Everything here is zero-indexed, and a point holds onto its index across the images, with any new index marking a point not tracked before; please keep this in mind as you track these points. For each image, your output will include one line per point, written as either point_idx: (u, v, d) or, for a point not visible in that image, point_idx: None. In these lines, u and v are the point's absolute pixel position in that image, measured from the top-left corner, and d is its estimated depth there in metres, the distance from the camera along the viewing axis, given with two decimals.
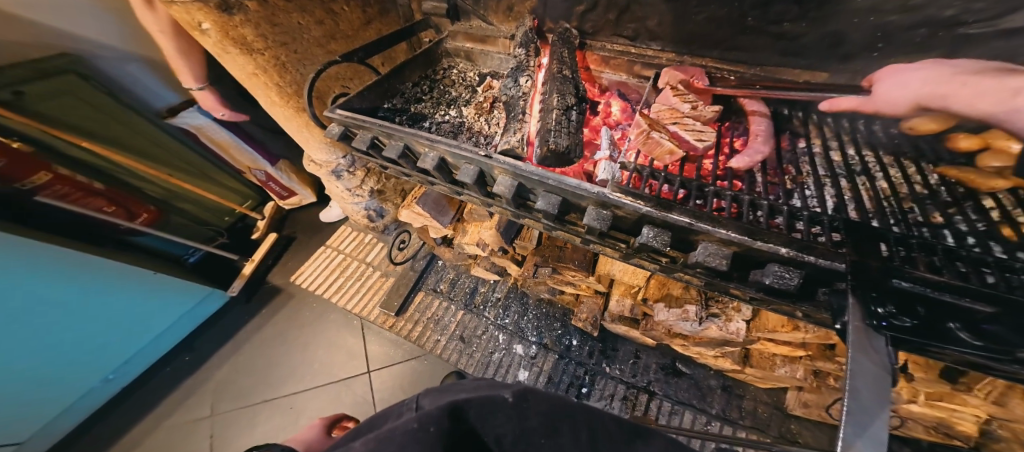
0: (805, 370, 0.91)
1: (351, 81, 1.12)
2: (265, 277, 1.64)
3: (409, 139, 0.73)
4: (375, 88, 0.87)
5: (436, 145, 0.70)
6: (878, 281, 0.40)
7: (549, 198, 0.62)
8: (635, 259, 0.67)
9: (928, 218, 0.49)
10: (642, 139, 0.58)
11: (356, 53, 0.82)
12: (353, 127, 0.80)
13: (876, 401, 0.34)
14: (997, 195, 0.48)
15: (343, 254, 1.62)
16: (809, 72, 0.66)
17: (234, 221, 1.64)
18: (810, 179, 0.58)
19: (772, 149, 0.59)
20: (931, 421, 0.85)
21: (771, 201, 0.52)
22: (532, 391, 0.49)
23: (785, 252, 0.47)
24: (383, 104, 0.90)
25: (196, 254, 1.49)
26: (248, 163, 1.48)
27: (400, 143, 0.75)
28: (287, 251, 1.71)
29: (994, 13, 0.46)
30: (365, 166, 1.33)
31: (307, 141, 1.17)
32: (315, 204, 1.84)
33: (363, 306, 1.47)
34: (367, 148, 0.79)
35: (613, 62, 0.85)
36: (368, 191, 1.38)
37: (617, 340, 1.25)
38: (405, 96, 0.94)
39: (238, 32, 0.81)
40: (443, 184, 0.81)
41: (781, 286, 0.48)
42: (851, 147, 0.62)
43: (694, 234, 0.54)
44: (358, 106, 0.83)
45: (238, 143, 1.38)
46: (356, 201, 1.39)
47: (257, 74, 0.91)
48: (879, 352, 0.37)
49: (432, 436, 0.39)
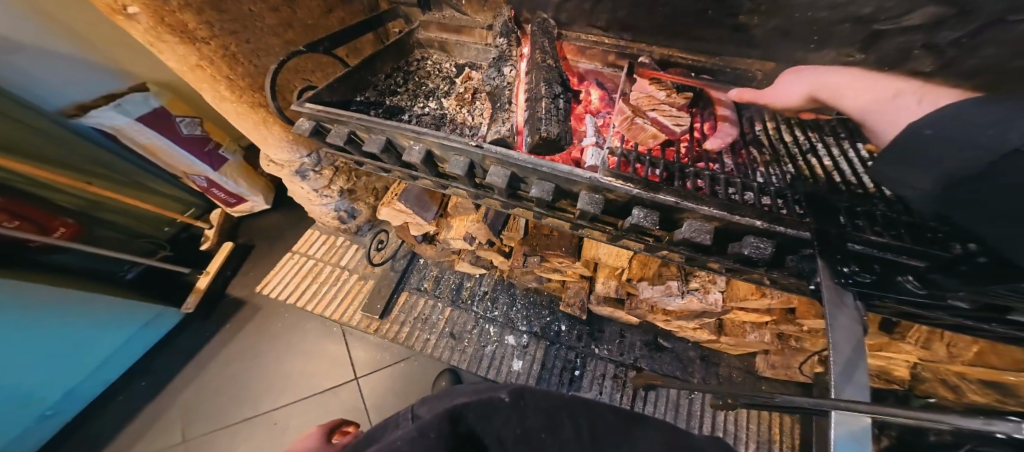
0: (770, 334, 1.01)
1: (313, 75, 1.07)
2: (225, 290, 1.51)
3: (390, 131, 0.70)
4: (345, 80, 0.83)
5: (424, 137, 0.67)
6: (837, 246, 0.46)
7: (543, 185, 0.61)
8: (622, 241, 0.70)
9: (865, 191, 0.54)
10: (626, 124, 0.63)
11: (319, 44, 0.77)
12: (326, 121, 0.76)
13: (854, 347, 0.39)
14: None
15: (313, 259, 1.52)
16: (759, 62, 0.71)
17: (175, 231, 1.49)
18: (767, 159, 0.63)
19: (738, 131, 0.66)
20: (874, 370, 0.97)
21: (743, 179, 0.57)
22: (527, 390, 0.56)
23: (760, 224, 0.51)
24: (355, 98, 0.86)
25: (134, 270, 1.35)
26: (184, 169, 1.35)
27: (382, 137, 0.72)
28: (248, 260, 1.58)
29: (900, 11, 0.48)
30: (334, 165, 1.25)
31: (264, 141, 1.07)
32: (275, 209, 1.70)
33: (342, 312, 1.40)
34: (344, 145, 0.75)
35: (589, 52, 0.87)
36: (337, 190, 1.30)
37: (603, 321, 1.29)
38: (376, 89, 0.90)
39: (177, 18, 0.73)
40: (428, 177, 0.78)
41: (757, 256, 0.52)
42: (796, 129, 0.68)
43: (678, 213, 0.56)
44: (328, 99, 0.79)
45: (169, 147, 1.25)
46: (325, 202, 1.32)
47: (202, 66, 0.82)
48: (847, 305, 0.43)
49: (432, 441, 0.43)
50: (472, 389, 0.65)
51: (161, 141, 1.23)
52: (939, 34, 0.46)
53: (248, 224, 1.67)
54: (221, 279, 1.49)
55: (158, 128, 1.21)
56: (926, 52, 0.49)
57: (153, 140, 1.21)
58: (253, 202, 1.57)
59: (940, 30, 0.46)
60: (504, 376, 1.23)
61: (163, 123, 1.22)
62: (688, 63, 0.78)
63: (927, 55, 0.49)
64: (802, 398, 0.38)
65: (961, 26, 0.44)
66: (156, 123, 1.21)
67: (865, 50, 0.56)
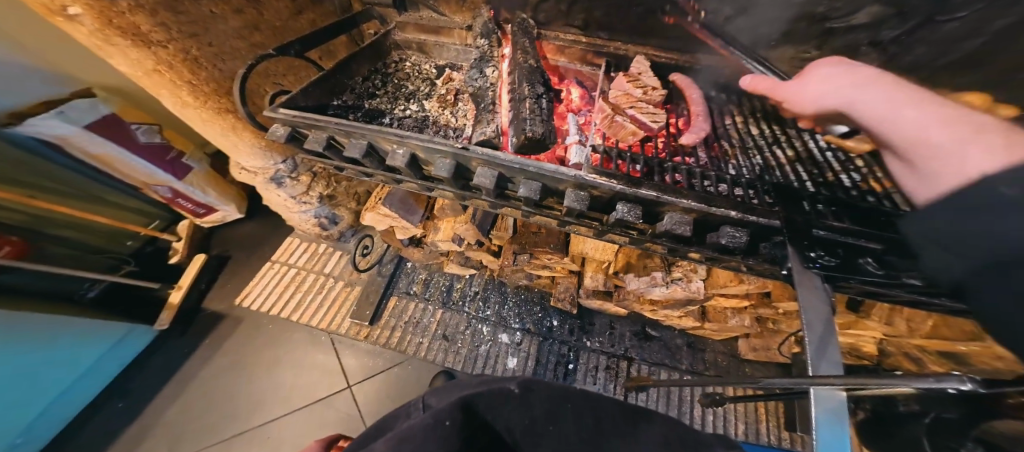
0: (750, 318, 1.06)
1: (285, 79, 1.04)
2: (201, 303, 1.45)
3: (371, 136, 0.69)
4: (321, 83, 0.81)
5: (407, 140, 0.67)
6: (805, 232, 0.50)
7: (530, 184, 0.62)
8: (608, 235, 0.72)
9: (825, 178, 0.59)
10: (607, 122, 0.66)
11: (290, 47, 0.75)
12: (302, 127, 0.73)
13: (826, 327, 0.42)
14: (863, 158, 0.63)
15: (296, 268, 1.48)
16: (725, 59, 0.75)
17: (139, 245, 1.45)
18: (739, 152, 0.67)
19: (710, 127, 0.67)
20: (845, 346, 1.04)
21: (717, 172, 0.60)
22: (536, 380, 0.54)
23: (735, 215, 0.54)
24: (332, 101, 0.84)
25: (95, 288, 1.24)
26: (145, 179, 1.27)
27: (363, 141, 0.70)
28: (223, 271, 1.52)
29: (848, 10, 0.60)
30: (312, 171, 1.22)
31: (234, 147, 1.04)
32: (250, 218, 1.64)
33: (330, 321, 1.37)
34: (323, 150, 0.73)
35: (568, 51, 0.87)
36: (317, 197, 1.27)
37: (593, 314, 1.32)
38: (353, 92, 0.89)
39: (126, 19, 0.68)
40: (413, 180, 0.78)
41: (734, 245, 0.55)
42: (763, 122, 0.72)
43: (660, 207, 0.58)
44: (302, 104, 0.75)
45: (126, 157, 1.17)
46: (303, 209, 1.28)
47: (160, 71, 0.78)
48: (816, 288, 0.46)
49: (448, 430, 0.44)
50: (479, 380, 0.65)
51: (116, 151, 1.14)
52: (882, 32, 0.60)
53: (221, 234, 1.60)
54: (196, 294, 1.43)
55: (111, 136, 1.12)
56: (872, 47, 0.63)
57: (105, 149, 1.12)
58: (224, 211, 1.50)
59: (884, 27, 0.59)
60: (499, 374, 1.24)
61: (117, 130, 1.13)
62: (661, 60, 0.80)
63: (874, 50, 0.63)
64: (784, 379, 0.40)
65: (899, 26, 0.58)
66: (107, 131, 1.11)
67: (821, 47, 0.67)
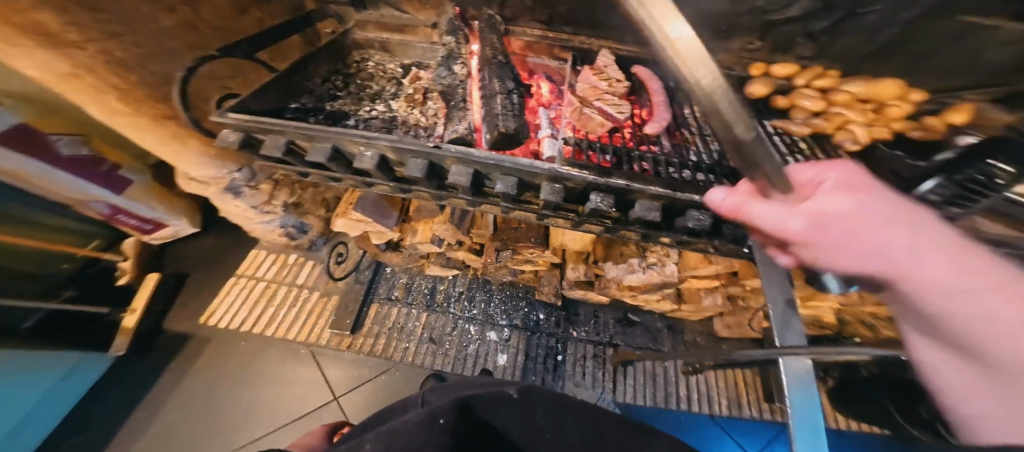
0: (721, 296, 1.12)
1: (231, 81, 0.99)
2: (160, 325, 1.36)
3: (335, 138, 0.66)
4: (276, 85, 0.76)
5: (374, 142, 0.65)
6: None
7: (507, 180, 0.63)
8: (584, 226, 0.74)
9: None
10: (577, 114, 0.67)
11: (236, 48, 0.71)
12: (257, 131, 0.69)
13: (787, 300, 0.47)
14: (799, 140, 0.74)
15: (265, 281, 1.39)
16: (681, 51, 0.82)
17: (78, 268, 1.28)
18: (698, 139, 0.71)
19: (670, 116, 0.71)
20: (808, 319, 1.12)
21: (680, 159, 0.64)
22: (534, 386, 0.56)
23: (700, 199, 0.56)
24: (289, 104, 0.79)
25: (32, 317, 1.13)
26: (77, 196, 1.07)
27: (327, 146, 0.68)
28: (182, 290, 1.42)
29: (784, 4, 0.73)
30: (273, 178, 1.15)
31: (179, 157, 0.96)
32: (205, 232, 1.54)
33: (309, 332, 1.30)
34: (282, 156, 0.70)
35: (536, 46, 0.87)
36: (282, 206, 1.20)
37: (578, 305, 1.35)
38: (315, 93, 0.85)
39: (30, 17, 0.59)
40: (386, 182, 0.77)
41: (699, 228, 0.58)
42: None
43: (632, 195, 0.60)
44: (256, 107, 0.71)
45: (52, 173, 0.96)
46: (267, 219, 1.21)
47: (76, 76, 0.69)
48: (774, 265, 0.51)
49: (443, 426, 0.44)
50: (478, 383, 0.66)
51: (37, 168, 0.93)
52: (811, 24, 0.76)
53: (176, 256, 1.49)
54: (153, 315, 1.34)
55: (25, 150, 0.89)
56: (806, 38, 0.78)
57: (20, 167, 0.90)
58: (174, 227, 1.35)
59: (810, 20, 0.75)
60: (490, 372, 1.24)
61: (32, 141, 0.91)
62: (624, 53, 0.83)
63: (806, 41, 0.79)
64: (756, 349, 0.45)
65: (825, 19, 0.74)
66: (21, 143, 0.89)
67: (762, 37, 0.80)
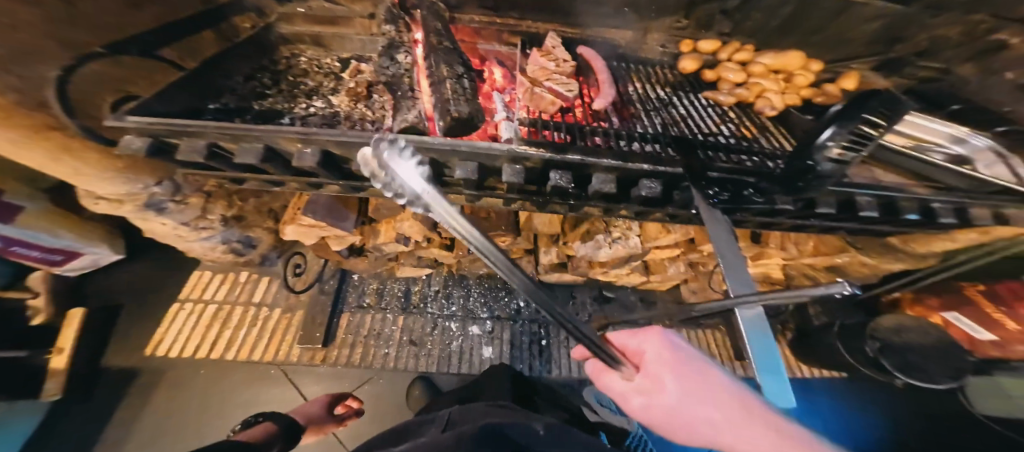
0: (683, 263, 1.21)
1: (134, 82, 0.76)
2: (93, 365, 1.17)
3: (268, 137, 0.55)
4: (186, 85, 0.63)
5: (312, 136, 0.54)
6: (701, 174, 0.59)
7: (466, 166, 0.60)
8: (550, 207, 0.77)
9: (709, 129, 0.73)
10: (529, 95, 0.69)
11: (130, 45, 0.60)
12: (168, 134, 0.55)
13: (733, 252, 0.46)
14: (730, 109, 0.81)
15: (215, 303, 1.28)
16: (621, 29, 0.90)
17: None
18: (636, 111, 0.75)
19: (615, 92, 0.76)
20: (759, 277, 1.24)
21: (628, 132, 0.67)
22: (567, 428, 0.61)
23: (648, 167, 0.59)
24: (206, 106, 0.66)
25: None
26: None
27: (257, 146, 0.57)
28: (117, 323, 1.25)
29: None
30: (203, 191, 0.97)
31: (74, 174, 0.70)
32: (134, 259, 1.37)
33: (270, 350, 1.22)
34: (205, 161, 0.58)
35: (484, 32, 0.88)
36: (221, 220, 1.05)
37: (556, 288, 1.39)
38: (235, 94, 0.72)
39: None
40: (334, 182, 0.68)
41: (651, 195, 0.61)
42: (655, 86, 0.84)
43: (588, 170, 0.62)
44: (163, 108, 0.57)
45: None
46: (205, 236, 1.06)
47: None
48: (718, 219, 0.51)
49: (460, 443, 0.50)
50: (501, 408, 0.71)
51: None
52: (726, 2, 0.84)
53: (96, 293, 1.29)
54: (85, 354, 1.14)
55: None
56: (725, 16, 0.87)
57: None
58: (92, 254, 1.14)
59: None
60: (477, 366, 1.24)
61: None
62: (564, 35, 0.88)
63: (724, 18, 0.88)
64: (709, 302, 0.41)
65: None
66: None
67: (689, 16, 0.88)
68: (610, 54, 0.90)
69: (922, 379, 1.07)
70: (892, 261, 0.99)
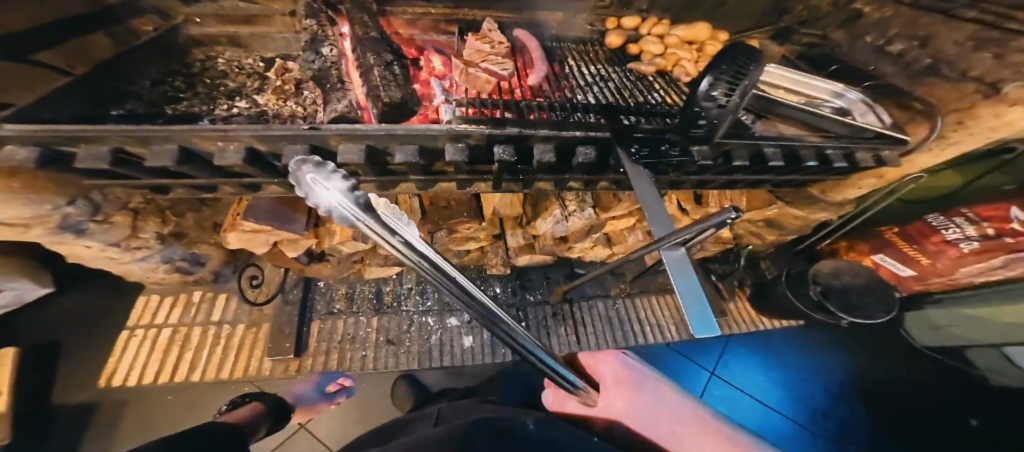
0: (641, 232, 1.29)
1: (19, 88, 0.51)
2: (38, 407, 1.08)
3: (180, 136, 0.52)
4: (76, 91, 0.56)
5: (231, 134, 0.52)
6: (629, 135, 0.63)
7: (406, 149, 0.60)
8: (504, 186, 0.81)
9: (637, 97, 0.78)
10: (464, 75, 0.70)
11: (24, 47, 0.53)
12: (61, 142, 0.50)
13: (651, 200, 0.50)
14: (656, 78, 0.87)
15: (170, 326, 1.16)
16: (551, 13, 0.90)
17: None
18: (570, 86, 0.79)
19: (548, 68, 0.79)
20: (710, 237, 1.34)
21: (563, 104, 0.70)
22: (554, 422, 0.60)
23: (580, 134, 0.63)
24: (109, 113, 0.60)
25: None
26: None
27: (171, 147, 0.53)
28: (58, 360, 1.15)
29: None
30: (129, 208, 0.84)
31: None
32: (70, 291, 1.25)
33: (235, 367, 1.11)
34: (111, 169, 0.53)
35: (419, 24, 0.87)
36: (157, 239, 0.92)
37: (529, 271, 1.42)
38: (145, 100, 0.68)
39: None
40: (270, 180, 0.67)
41: (588, 161, 0.64)
42: (587, 62, 0.89)
43: (529, 141, 0.65)
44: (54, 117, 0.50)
45: None
46: (141, 257, 0.95)
47: None
48: (641, 173, 0.56)
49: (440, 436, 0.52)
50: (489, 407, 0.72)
51: None
52: None
53: (24, 333, 1.16)
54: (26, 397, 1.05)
55: None
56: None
57: None
58: (13, 290, 1.04)
59: None
60: (458, 356, 1.24)
61: None
62: (499, 19, 0.89)
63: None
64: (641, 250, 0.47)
65: None
66: None
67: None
68: (545, 38, 0.92)
69: (864, 317, 1.18)
70: (818, 211, 1.09)
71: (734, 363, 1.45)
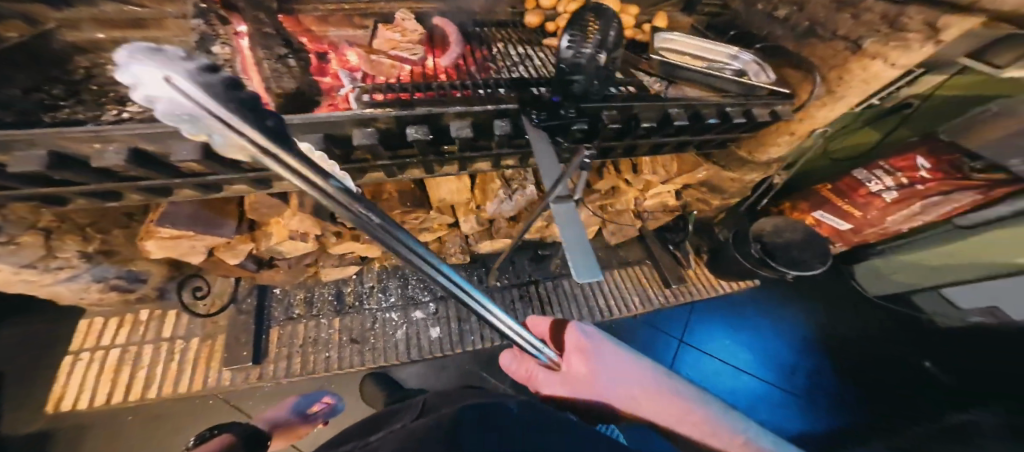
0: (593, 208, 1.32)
1: None
2: None
3: (49, 138, 0.54)
4: None
5: (105, 133, 0.56)
6: (535, 103, 0.67)
7: (309, 138, 0.63)
8: (439, 169, 0.84)
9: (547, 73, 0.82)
10: (369, 63, 0.77)
11: None
12: None
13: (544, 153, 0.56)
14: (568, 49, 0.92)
15: (118, 347, 1.13)
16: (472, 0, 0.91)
17: None
18: (486, 68, 0.82)
19: (462, 48, 0.84)
20: (658, 207, 1.40)
21: (475, 83, 0.73)
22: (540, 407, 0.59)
23: (491, 108, 0.67)
24: None
25: None
26: None
27: (42, 151, 0.56)
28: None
29: None
30: (38, 227, 0.82)
31: None
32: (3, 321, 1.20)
33: (193, 381, 1.10)
34: None
35: (332, 20, 0.83)
36: (80, 257, 0.91)
37: (495, 259, 1.44)
38: (12, 109, 0.61)
39: None
40: (165, 180, 0.70)
41: (504, 133, 0.68)
42: (507, 44, 0.91)
43: (442, 120, 0.68)
44: None
45: None
46: (65, 277, 0.93)
47: None
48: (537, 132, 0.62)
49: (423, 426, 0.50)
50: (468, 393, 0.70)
51: None
52: None
53: None
54: None
55: None
56: None
57: None
58: None
59: None
60: (426, 348, 1.26)
61: None
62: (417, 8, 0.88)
63: None
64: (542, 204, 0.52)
65: None
66: None
67: None
68: (465, 23, 0.93)
69: (804, 268, 1.27)
70: (750, 172, 1.16)
71: (699, 328, 1.53)
